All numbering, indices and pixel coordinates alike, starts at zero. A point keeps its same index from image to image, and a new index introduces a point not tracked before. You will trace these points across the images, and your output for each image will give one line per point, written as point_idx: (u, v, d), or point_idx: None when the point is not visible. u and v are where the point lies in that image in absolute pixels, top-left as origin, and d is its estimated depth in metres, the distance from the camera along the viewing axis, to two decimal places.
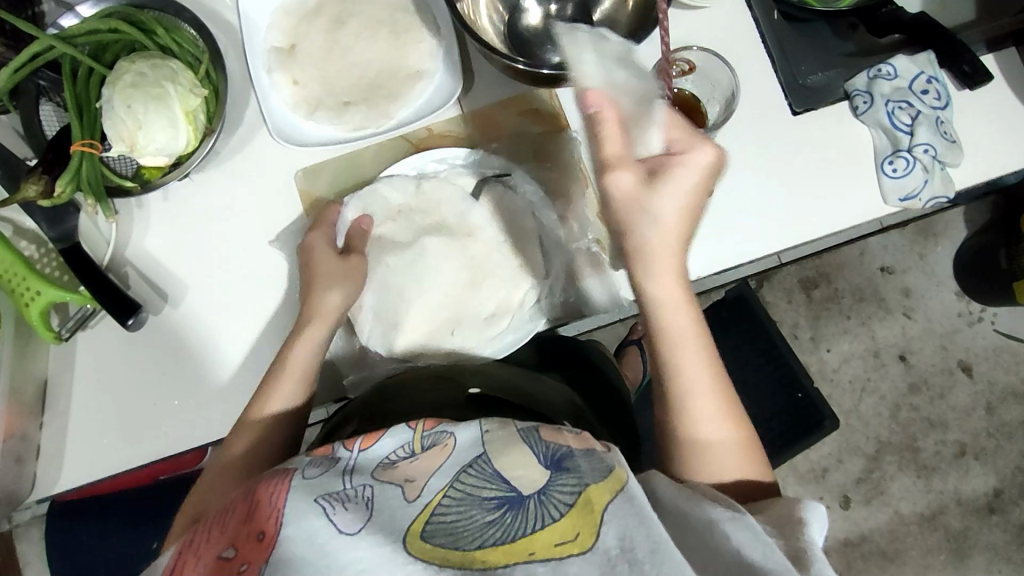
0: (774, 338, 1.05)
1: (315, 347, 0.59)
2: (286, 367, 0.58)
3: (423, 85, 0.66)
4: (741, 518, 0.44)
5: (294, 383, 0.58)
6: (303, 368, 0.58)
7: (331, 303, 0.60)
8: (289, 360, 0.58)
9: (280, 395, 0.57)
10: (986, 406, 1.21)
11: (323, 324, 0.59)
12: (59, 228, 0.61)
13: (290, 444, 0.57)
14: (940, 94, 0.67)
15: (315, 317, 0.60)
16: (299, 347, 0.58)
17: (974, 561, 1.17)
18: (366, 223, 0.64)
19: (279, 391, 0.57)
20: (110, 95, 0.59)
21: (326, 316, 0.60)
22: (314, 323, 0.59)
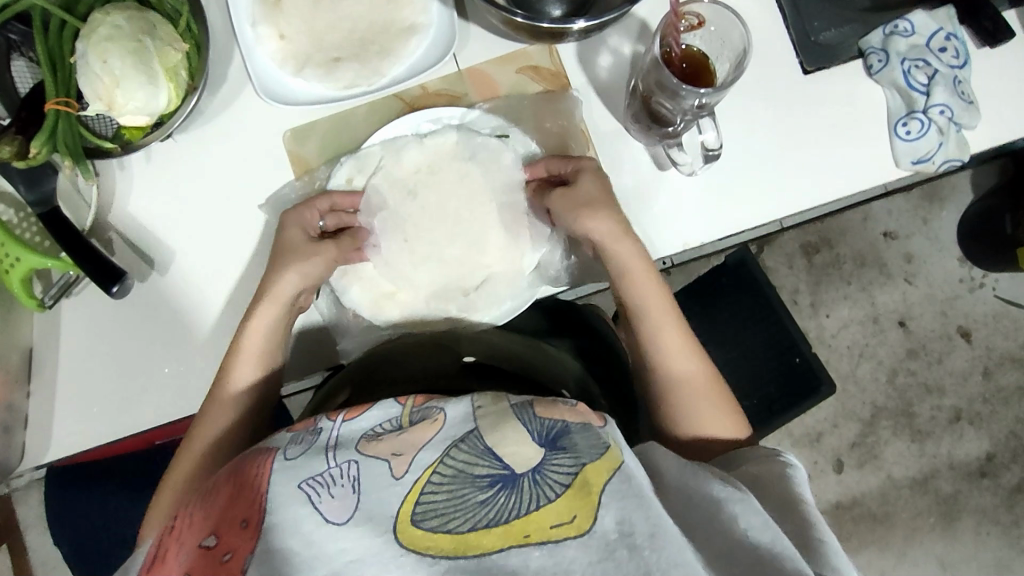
0: (768, 298, 1.01)
1: (269, 323, 0.59)
2: (248, 347, 0.59)
3: (417, 41, 0.63)
4: (748, 501, 0.44)
5: (251, 361, 0.59)
6: (264, 342, 0.59)
7: (285, 283, 0.59)
8: (243, 341, 0.59)
9: (243, 366, 0.59)
10: (982, 371, 1.21)
11: (278, 307, 0.59)
12: (37, 191, 0.58)
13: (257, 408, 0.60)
14: (958, 53, 0.64)
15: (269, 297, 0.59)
16: (251, 326, 0.59)
17: (963, 523, 1.18)
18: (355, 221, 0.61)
19: (241, 363, 0.59)
20: (83, 50, 0.56)
21: (281, 299, 0.59)
22: (267, 304, 0.59)
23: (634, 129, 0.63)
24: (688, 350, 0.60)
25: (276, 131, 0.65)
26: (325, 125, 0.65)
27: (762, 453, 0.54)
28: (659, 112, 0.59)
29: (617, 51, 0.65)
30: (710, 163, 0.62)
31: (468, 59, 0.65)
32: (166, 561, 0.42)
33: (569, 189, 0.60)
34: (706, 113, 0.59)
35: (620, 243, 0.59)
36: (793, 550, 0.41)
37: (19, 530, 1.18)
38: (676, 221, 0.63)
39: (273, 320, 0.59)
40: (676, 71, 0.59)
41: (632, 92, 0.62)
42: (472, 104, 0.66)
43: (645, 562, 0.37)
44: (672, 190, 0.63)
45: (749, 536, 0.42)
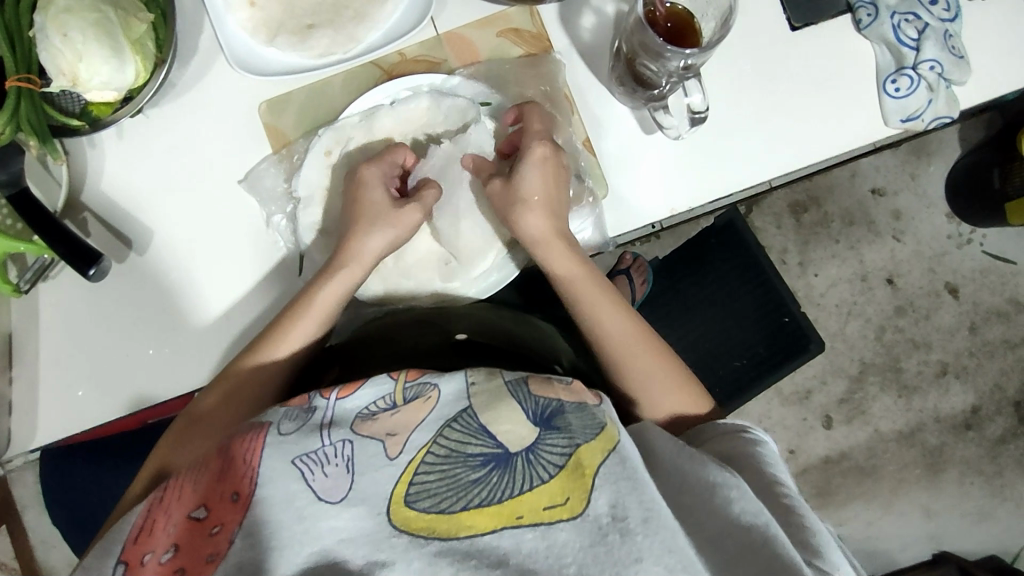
0: (758, 259, 1.03)
1: (346, 289, 0.59)
2: (313, 305, 0.58)
3: (392, 5, 0.61)
4: (741, 487, 0.45)
5: (316, 319, 0.58)
6: (329, 311, 0.58)
7: (371, 248, 0.59)
8: (318, 299, 0.58)
9: (298, 329, 0.58)
10: (968, 326, 1.22)
11: (359, 271, 0.59)
12: (4, 172, 0.56)
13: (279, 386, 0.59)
14: (949, 5, 0.63)
15: (356, 258, 0.59)
16: (328, 288, 0.58)
17: (947, 474, 1.21)
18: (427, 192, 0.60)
19: (301, 323, 0.58)
20: (42, 24, 0.53)
21: (365, 260, 0.59)
22: (351, 267, 0.58)
23: (618, 93, 0.62)
24: (633, 337, 0.59)
25: (252, 103, 0.63)
26: (302, 96, 0.63)
27: (727, 428, 0.54)
28: (645, 76, 0.58)
29: (601, 11, 0.63)
30: (696, 126, 0.61)
31: (446, 24, 0.63)
32: (155, 532, 0.42)
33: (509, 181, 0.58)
34: (693, 74, 0.57)
35: (550, 239, 0.58)
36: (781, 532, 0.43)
37: (17, 509, 1.19)
38: (663, 184, 0.62)
39: (346, 283, 0.58)
40: (660, 31, 0.58)
41: (616, 54, 0.60)
42: (452, 71, 0.64)
43: (637, 548, 0.38)
44: (659, 154, 0.62)
45: (741, 520, 0.43)
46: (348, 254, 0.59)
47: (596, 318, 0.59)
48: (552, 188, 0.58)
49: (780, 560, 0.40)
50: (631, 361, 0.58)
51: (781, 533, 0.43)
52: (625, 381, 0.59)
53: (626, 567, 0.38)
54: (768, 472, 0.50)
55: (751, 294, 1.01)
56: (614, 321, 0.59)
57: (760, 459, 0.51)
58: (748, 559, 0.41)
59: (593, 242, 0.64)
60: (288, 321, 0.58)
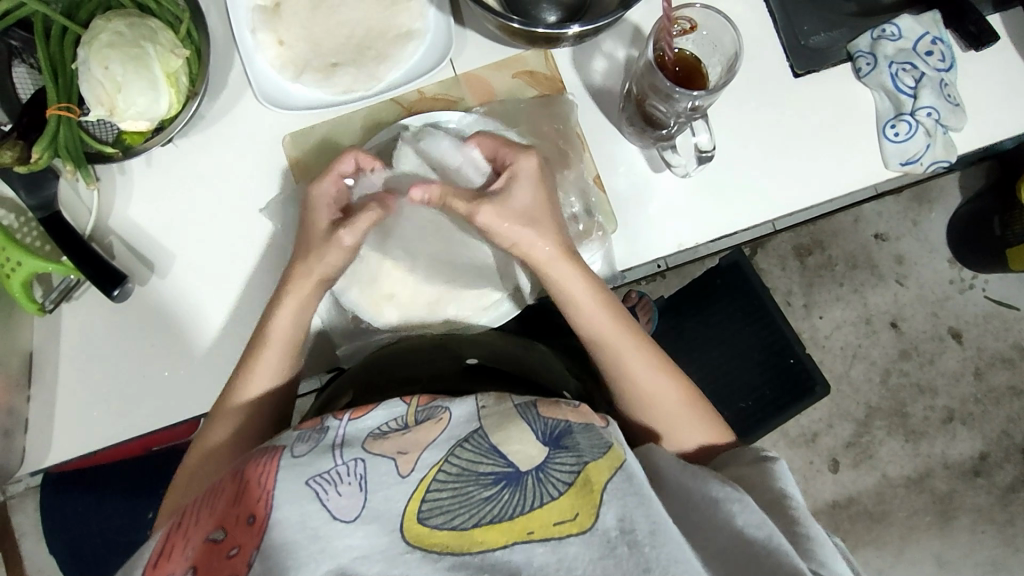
0: (764, 302, 1.02)
1: (297, 315, 0.60)
2: (272, 331, 0.59)
3: (414, 46, 0.64)
4: (746, 500, 0.46)
5: (279, 349, 0.59)
6: (285, 339, 0.59)
7: (325, 266, 0.59)
8: (271, 326, 0.59)
9: (263, 367, 0.59)
10: (974, 371, 1.22)
11: (306, 290, 0.60)
12: (37, 197, 0.59)
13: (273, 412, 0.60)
14: (944, 56, 0.65)
15: (296, 279, 0.59)
16: (280, 316, 0.59)
17: (957, 522, 1.19)
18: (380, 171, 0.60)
19: (265, 355, 0.59)
20: (85, 57, 0.56)
21: (315, 276, 0.60)
22: (297, 285, 0.59)
23: (628, 132, 0.65)
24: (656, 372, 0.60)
25: (278, 135, 0.65)
26: (324, 129, 0.66)
27: (750, 456, 0.54)
28: (654, 116, 0.60)
29: (611, 56, 0.66)
30: (703, 164, 0.63)
31: (465, 64, 0.66)
32: (172, 558, 0.42)
33: (506, 198, 0.57)
34: (700, 115, 0.60)
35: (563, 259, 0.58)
36: (786, 545, 0.44)
37: (15, 539, 1.18)
38: (673, 219, 0.64)
39: (296, 311, 0.60)
40: (670, 74, 0.60)
41: (626, 95, 0.63)
42: (468, 108, 0.67)
43: (645, 559, 0.40)
44: (669, 192, 0.64)
45: (745, 534, 0.44)
46: (297, 277, 0.59)
47: (617, 359, 0.60)
48: (548, 200, 0.59)
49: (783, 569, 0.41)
50: (653, 393, 0.59)
51: (785, 543, 0.43)
52: (652, 411, 0.59)
53: None
54: (773, 486, 0.51)
55: (755, 335, 1.01)
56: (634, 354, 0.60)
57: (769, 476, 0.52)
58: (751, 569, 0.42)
59: (602, 274, 0.65)
60: (252, 356, 0.59)
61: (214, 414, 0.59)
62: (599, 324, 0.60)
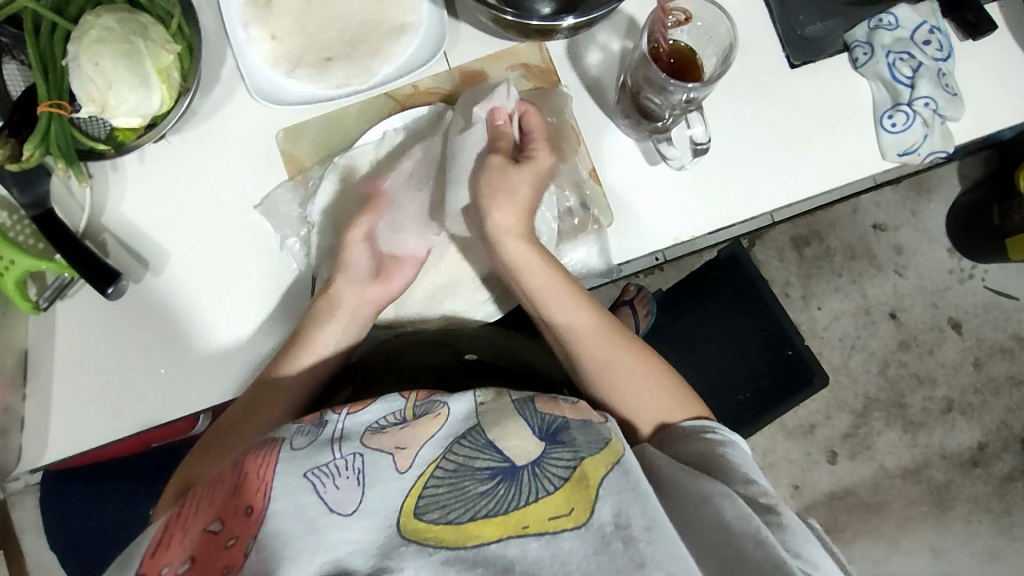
0: (761, 294, 1.04)
1: (339, 330, 0.62)
2: (313, 342, 0.60)
3: (407, 40, 0.64)
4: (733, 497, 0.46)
5: (316, 361, 0.61)
6: (327, 350, 0.61)
7: (347, 293, 0.62)
8: (317, 338, 0.61)
9: (303, 362, 0.61)
10: (973, 361, 1.22)
11: (349, 314, 0.63)
12: (29, 195, 0.59)
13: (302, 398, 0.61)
14: (942, 46, 0.65)
15: (326, 304, 0.62)
16: (326, 333, 0.61)
17: (956, 512, 1.20)
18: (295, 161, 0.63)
19: (301, 359, 0.60)
20: (75, 53, 0.56)
21: (343, 312, 0.62)
22: (338, 321, 0.62)
23: (624, 125, 0.64)
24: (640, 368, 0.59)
25: (271, 130, 0.65)
26: (318, 124, 0.65)
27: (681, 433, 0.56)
28: (648, 108, 0.60)
29: (607, 48, 0.66)
30: (698, 157, 0.63)
31: (459, 58, 0.66)
32: (171, 547, 0.41)
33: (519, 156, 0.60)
34: (696, 107, 0.60)
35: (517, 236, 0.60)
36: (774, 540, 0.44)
37: (14, 534, 1.18)
38: (669, 213, 0.64)
39: (341, 333, 0.62)
40: (664, 66, 0.60)
41: (621, 87, 0.63)
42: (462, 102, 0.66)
43: (640, 554, 0.40)
44: (666, 184, 0.64)
45: (731, 528, 0.44)
46: (328, 299, 0.62)
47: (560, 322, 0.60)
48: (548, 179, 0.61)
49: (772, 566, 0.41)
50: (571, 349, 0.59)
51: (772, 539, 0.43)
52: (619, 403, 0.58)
53: (631, 573, 0.39)
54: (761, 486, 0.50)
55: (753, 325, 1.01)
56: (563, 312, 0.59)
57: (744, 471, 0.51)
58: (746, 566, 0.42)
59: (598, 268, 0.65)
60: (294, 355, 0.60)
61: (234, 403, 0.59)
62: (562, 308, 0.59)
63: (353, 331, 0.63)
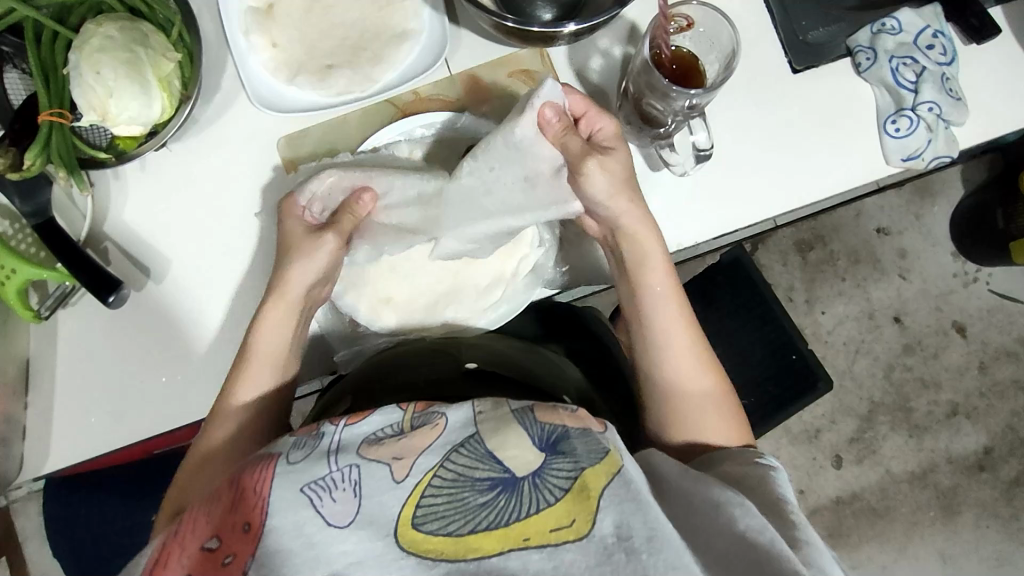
0: (764, 296, 1.02)
1: (283, 323, 0.59)
2: (259, 345, 0.59)
3: (408, 47, 0.64)
4: (747, 506, 0.46)
5: (264, 360, 0.59)
6: (275, 350, 0.59)
7: (300, 278, 0.59)
8: (257, 339, 0.59)
9: (255, 373, 0.58)
10: (978, 365, 1.21)
11: (296, 301, 0.60)
12: (32, 202, 0.58)
13: (271, 416, 0.59)
14: (946, 50, 0.65)
15: (278, 291, 0.59)
16: (263, 327, 0.59)
17: (962, 517, 1.19)
18: (365, 199, 0.59)
19: (256, 370, 0.58)
20: (76, 61, 0.56)
21: (289, 294, 0.59)
22: (276, 300, 0.59)
23: (626, 131, 0.64)
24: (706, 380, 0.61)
25: (273, 138, 0.65)
26: (319, 131, 0.65)
27: (744, 458, 0.55)
28: (651, 114, 0.60)
29: (608, 54, 0.66)
30: (701, 163, 0.63)
31: (460, 64, 0.66)
32: (169, 564, 0.43)
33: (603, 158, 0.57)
34: (698, 112, 0.60)
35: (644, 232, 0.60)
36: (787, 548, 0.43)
37: (18, 541, 1.18)
38: (672, 220, 0.64)
39: (286, 327, 0.60)
40: (666, 72, 0.59)
41: (624, 94, 0.63)
42: (463, 108, 0.66)
43: (642, 567, 0.39)
44: (668, 190, 0.64)
45: (746, 537, 0.44)
46: (277, 289, 0.59)
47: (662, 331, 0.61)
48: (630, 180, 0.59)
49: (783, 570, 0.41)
50: (666, 360, 0.61)
51: (786, 549, 0.43)
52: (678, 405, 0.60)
53: None
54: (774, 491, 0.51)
55: (758, 332, 1.00)
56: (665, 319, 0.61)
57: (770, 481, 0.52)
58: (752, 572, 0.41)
59: None
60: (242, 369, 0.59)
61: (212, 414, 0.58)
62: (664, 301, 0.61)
63: (299, 316, 0.60)
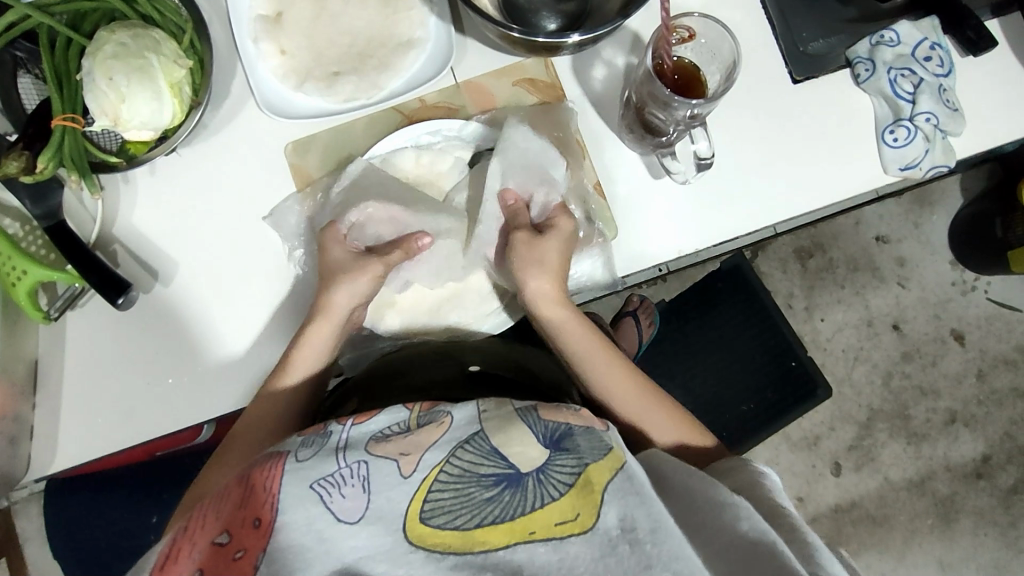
0: (763, 302, 1.05)
1: (326, 338, 0.61)
2: (298, 356, 0.60)
3: (415, 55, 0.65)
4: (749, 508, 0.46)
5: (301, 367, 0.61)
6: (314, 358, 0.61)
7: (341, 300, 0.61)
8: (295, 352, 0.60)
9: (291, 377, 0.61)
10: (976, 373, 1.22)
11: (337, 321, 0.61)
12: (42, 206, 0.60)
13: (299, 410, 0.62)
14: (943, 62, 0.66)
15: (323, 312, 0.61)
16: (306, 342, 0.61)
17: (960, 525, 1.19)
18: (422, 242, 0.63)
19: (290, 377, 0.60)
20: (90, 67, 0.57)
21: (333, 313, 0.61)
22: (321, 319, 0.61)
23: (628, 139, 0.65)
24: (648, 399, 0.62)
25: (280, 142, 0.66)
26: (327, 137, 0.66)
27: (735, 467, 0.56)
28: (653, 123, 0.61)
29: (611, 63, 0.67)
30: (702, 171, 0.64)
31: (466, 72, 0.67)
32: (179, 560, 0.42)
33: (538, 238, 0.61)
34: (699, 122, 0.61)
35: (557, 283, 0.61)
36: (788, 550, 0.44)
37: (18, 543, 1.18)
38: (674, 226, 0.65)
39: (324, 342, 0.61)
40: (668, 82, 0.60)
41: (626, 104, 0.63)
42: (469, 116, 0.67)
43: (646, 556, 0.41)
44: (670, 197, 0.65)
45: (748, 538, 0.44)
46: (321, 310, 0.61)
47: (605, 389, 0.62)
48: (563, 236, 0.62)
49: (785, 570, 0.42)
50: (620, 413, 0.62)
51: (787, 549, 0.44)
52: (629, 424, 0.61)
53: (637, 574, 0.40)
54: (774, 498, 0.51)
55: (759, 339, 1.02)
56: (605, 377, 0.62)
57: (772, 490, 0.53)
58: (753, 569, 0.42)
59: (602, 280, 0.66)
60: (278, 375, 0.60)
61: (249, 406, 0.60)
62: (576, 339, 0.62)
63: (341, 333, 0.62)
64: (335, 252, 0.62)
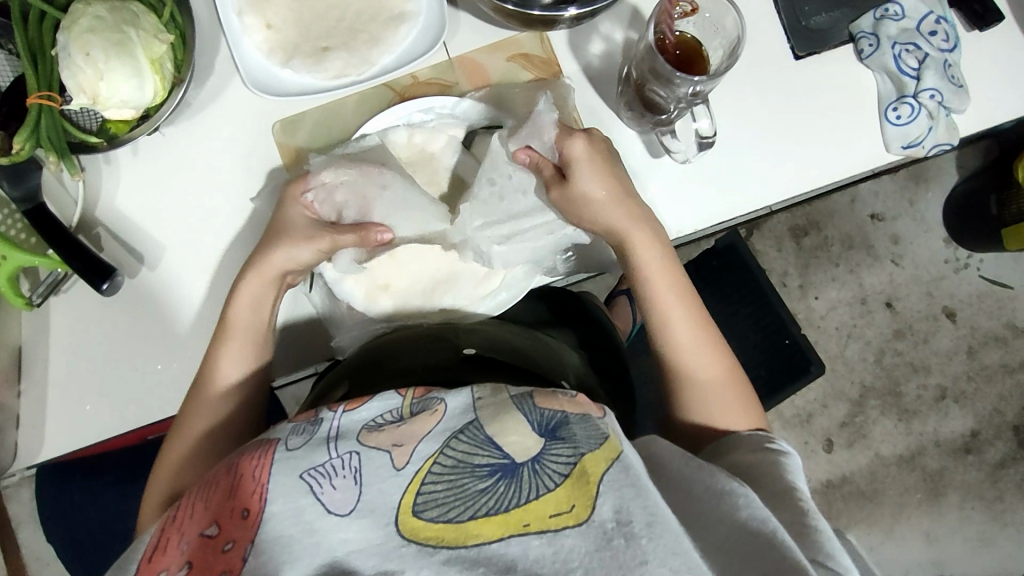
0: (759, 283, 1.02)
1: (257, 299, 0.59)
2: (229, 323, 0.58)
3: (405, 29, 0.62)
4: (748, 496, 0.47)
5: (239, 338, 0.59)
6: (250, 325, 0.59)
7: (282, 259, 0.58)
8: (230, 317, 0.58)
9: (231, 353, 0.58)
10: (967, 350, 1.23)
11: (273, 277, 0.59)
12: (22, 187, 0.57)
13: (251, 397, 0.60)
14: (948, 36, 0.64)
15: (254, 268, 0.59)
16: (237, 304, 0.58)
17: (948, 499, 1.21)
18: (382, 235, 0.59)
19: (230, 352, 0.58)
20: (65, 42, 0.54)
21: (265, 272, 0.59)
22: (252, 273, 0.59)
23: (627, 118, 0.63)
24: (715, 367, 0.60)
25: (268, 120, 0.64)
26: (316, 115, 0.64)
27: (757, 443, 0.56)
28: (653, 101, 0.59)
29: (609, 38, 0.65)
30: (703, 151, 0.62)
31: (458, 47, 0.65)
32: (167, 551, 0.43)
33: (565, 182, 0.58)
34: (701, 100, 0.59)
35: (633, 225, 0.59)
36: (788, 537, 0.44)
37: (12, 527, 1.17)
38: (672, 207, 0.64)
39: (257, 296, 0.59)
40: (669, 59, 0.59)
41: (625, 79, 0.61)
42: (463, 93, 0.65)
43: (642, 551, 0.39)
44: (668, 177, 0.63)
45: (748, 525, 0.44)
46: (257, 267, 0.59)
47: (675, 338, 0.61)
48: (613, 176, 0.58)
49: (787, 560, 0.41)
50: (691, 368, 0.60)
51: (786, 536, 0.44)
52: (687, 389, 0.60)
53: (632, 570, 0.38)
54: (784, 478, 0.51)
55: (751, 316, 1.01)
56: (679, 321, 0.61)
57: (782, 467, 0.53)
58: (754, 562, 0.42)
59: None
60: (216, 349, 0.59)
61: (185, 410, 0.57)
62: (658, 287, 0.61)
63: (274, 290, 0.60)
64: (292, 212, 0.60)
